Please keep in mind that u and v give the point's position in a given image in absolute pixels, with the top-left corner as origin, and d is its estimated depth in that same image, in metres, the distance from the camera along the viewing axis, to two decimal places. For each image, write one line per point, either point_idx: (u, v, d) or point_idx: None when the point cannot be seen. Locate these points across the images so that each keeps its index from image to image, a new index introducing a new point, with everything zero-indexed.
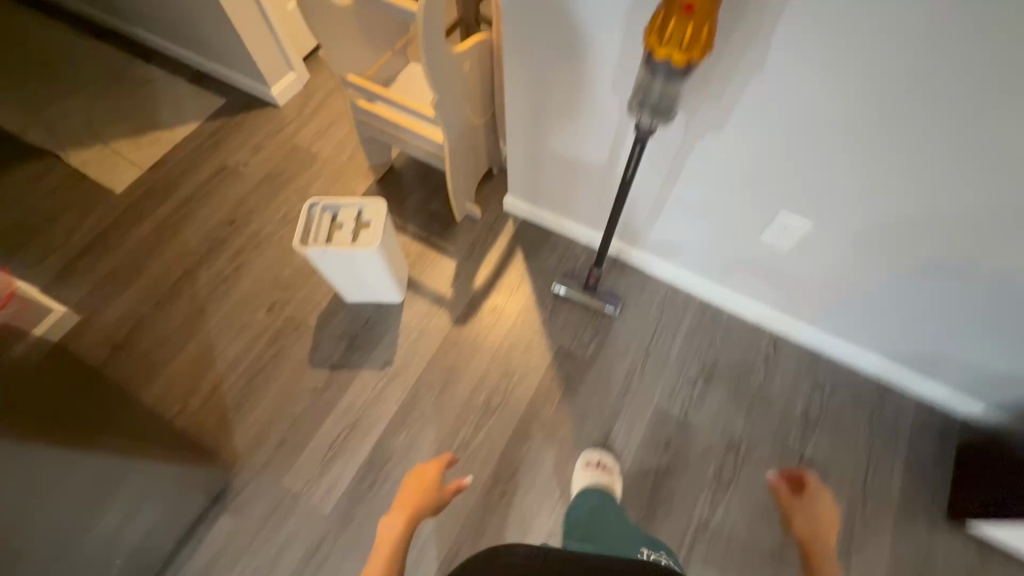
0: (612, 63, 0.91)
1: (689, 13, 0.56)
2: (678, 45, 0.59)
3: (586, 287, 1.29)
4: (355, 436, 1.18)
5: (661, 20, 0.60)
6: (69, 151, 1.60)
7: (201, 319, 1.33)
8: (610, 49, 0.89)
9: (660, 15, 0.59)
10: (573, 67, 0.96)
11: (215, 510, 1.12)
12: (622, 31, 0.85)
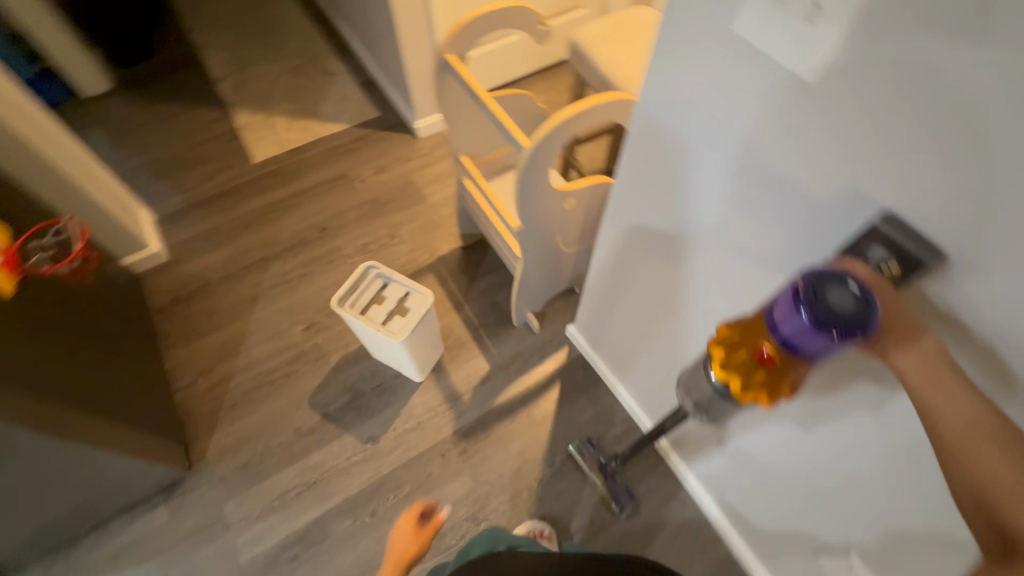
0: (706, 286, 0.76)
1: (765, 365, 0.46)
2: (739, 382, 0.49)
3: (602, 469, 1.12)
4: (305, 498, 1.14)
5: (733, 341, 0.50)
6: (241, 111, 1.78)
7: (250, 308, 1.37)
8: (707, 273, 0.74)
9: (736, 337, 0.49)
10: (666, 266, 0.82)
11: (160, 499, 1.14)
12: (726, 266, 0.69)
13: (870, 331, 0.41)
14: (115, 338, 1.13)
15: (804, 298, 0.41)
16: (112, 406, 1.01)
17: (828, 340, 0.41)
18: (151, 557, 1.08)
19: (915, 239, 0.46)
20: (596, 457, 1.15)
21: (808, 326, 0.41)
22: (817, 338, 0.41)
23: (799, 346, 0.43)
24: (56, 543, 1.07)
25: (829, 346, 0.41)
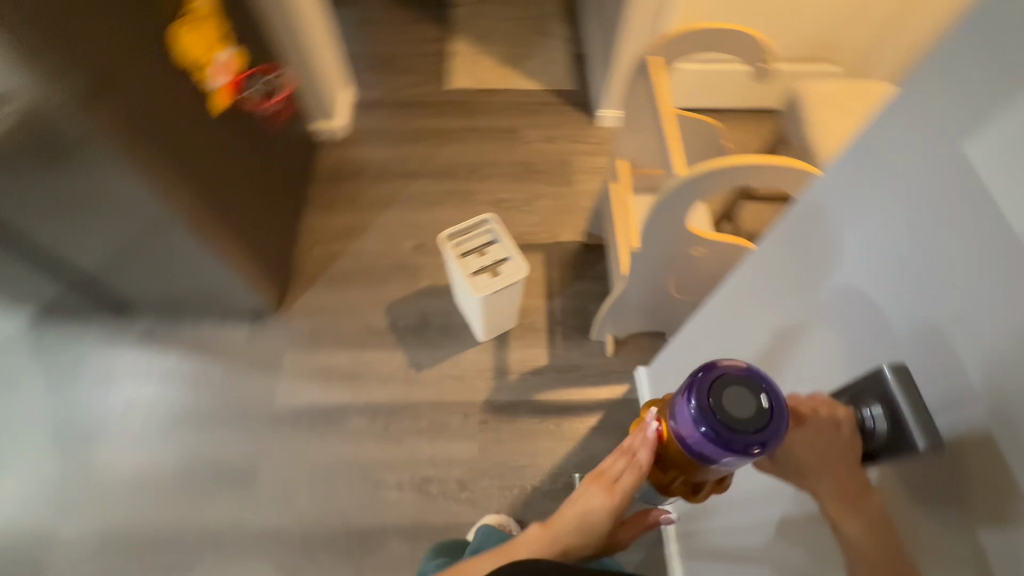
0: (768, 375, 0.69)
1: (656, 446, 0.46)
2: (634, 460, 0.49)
3: None
4: (343, 383, 1.26)
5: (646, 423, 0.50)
6: (459, 36, 1.90)
7: (382, 208, 1.51)
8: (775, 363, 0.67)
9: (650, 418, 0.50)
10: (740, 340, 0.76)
11: (246, 320, 1.33)
12: (793, 364, 0.63)
13: (752, 442, 0.39)
14: (272, 178, 1.31)
15: (696, 389, 0.41)
16: (248, 231, 1.19)
17: (704, 446, 0.40)
18: (220, 360, 1.28)
19: (914, 411, 0.40)
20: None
21: (691, 425, 0.41)
22: (695, 433, 0.40)
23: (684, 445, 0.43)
24: (169, 310, 1.31)
25: (707, 452, 0.41)
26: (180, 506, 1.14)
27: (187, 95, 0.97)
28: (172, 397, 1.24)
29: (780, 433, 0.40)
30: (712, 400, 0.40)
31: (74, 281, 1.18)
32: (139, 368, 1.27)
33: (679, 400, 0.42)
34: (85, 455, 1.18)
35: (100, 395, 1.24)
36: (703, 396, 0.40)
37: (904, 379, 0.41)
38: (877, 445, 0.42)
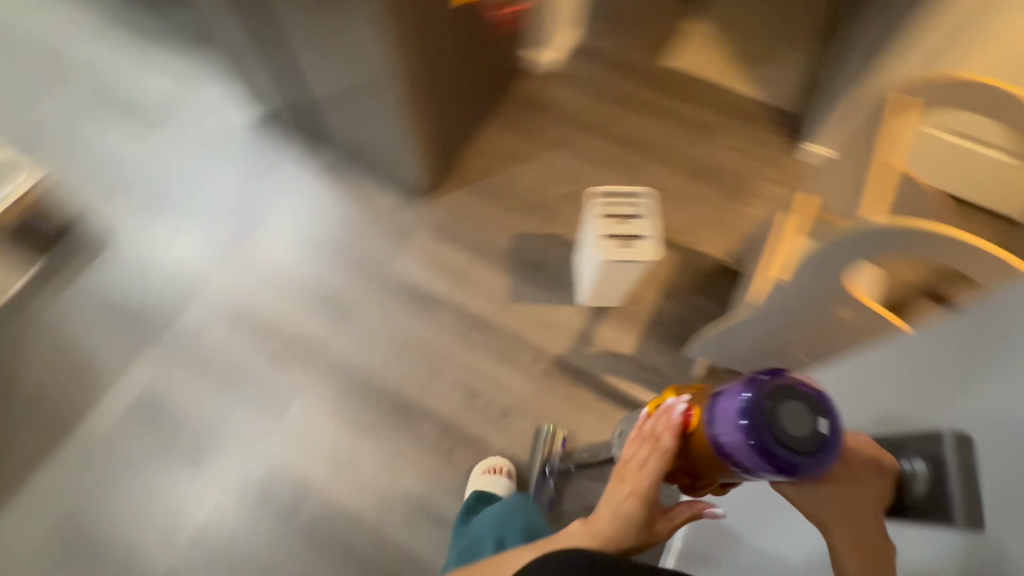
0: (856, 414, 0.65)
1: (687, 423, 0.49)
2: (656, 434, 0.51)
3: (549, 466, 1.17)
4: (450, 278, 1.37)
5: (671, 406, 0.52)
6: (703, 14, 1.80)
7: (552, 148, 1.56)
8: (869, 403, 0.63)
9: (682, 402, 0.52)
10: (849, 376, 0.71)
11: (401, 190, 1.50)
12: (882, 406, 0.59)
13: (785, 454, 0.41)
14: (476, 79, 1.42)
15: (756, 386, 0.43)
16: (437, 114, 1.32)
17: (740, 441, 0.42)
18: (367, 212, 1.46)
19: (961, 482, 0.39)
20: (550, 453, 1.18)
21: (737, 418, 0.43)
22: (736, 420, 0.43)
23: (716, 434, 0.45)
24: (351, 154, 1.51)
25: (739, 448, 0.43)
26: (293, 305, 1.34)
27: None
28: (323, 222, 1.45)
29: (819, 463, 0.42)
30: (770, 405, 0.42)
31: (299, 97, 1.41)
32: (311, 188, 1.49)
33: (736, 392, 0.44)
34: (249, 232, 1.43)
35: (277, 195, 1.48)
36: (763, 396, 0.42)
37: (961, 447, 0.40)
38: (917, 500, 0.43)
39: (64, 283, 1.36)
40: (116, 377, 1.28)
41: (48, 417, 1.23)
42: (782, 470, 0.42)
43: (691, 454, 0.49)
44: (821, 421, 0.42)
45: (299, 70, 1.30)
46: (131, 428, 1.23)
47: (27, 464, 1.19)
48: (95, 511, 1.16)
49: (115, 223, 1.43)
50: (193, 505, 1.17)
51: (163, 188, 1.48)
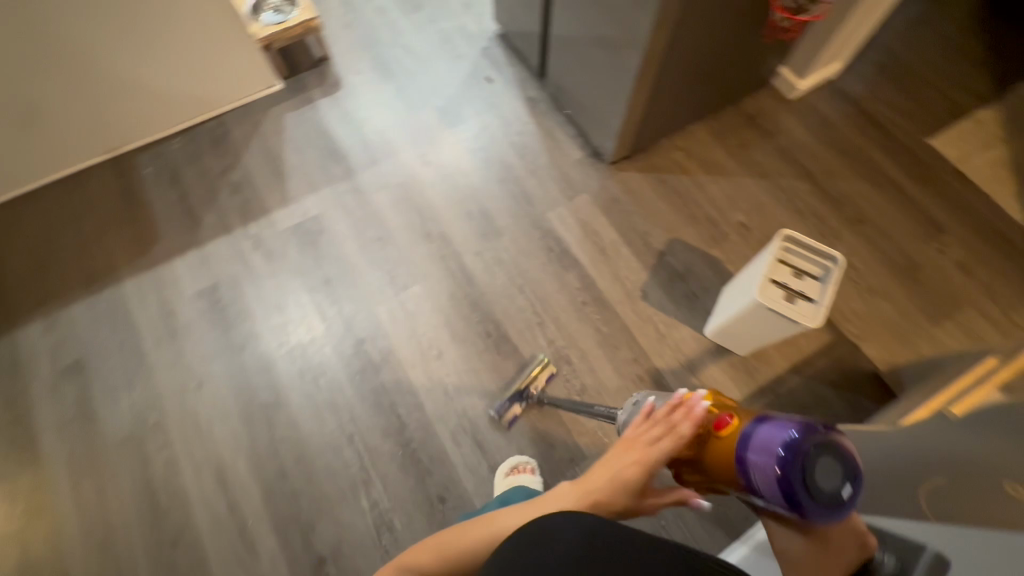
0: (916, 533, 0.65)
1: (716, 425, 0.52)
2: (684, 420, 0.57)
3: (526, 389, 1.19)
4: (592, 249, 1.38)
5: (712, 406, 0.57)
6: (1002, 107, 1.52)
7: (753, 175, 1.47)
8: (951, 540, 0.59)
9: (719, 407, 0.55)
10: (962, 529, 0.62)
11: (588, 151, 1.51)
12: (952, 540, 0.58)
13: (800, 501, 0.41)
14: (712, 75, 1.36)
15: (806, 431, 0.43)
16: (660, 92, 1.30)
17: (766, 464, 0.43)
18: (550, 156, 1.50)
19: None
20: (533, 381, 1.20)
21: (774, 445, 0.43)
22: (772, 450, 0.43)
23: (749, 449, 0.46)
24: (560, 99, 1.56)
25: (763, 469, 0.44)
26: (451, 206, 1.43)
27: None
28: (508, 147, 1.52)
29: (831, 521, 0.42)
30: (812, 451, 0.41)
31: (541, 30, 1.47)
32: (510, 114, 1.57)
33: (786, 425, 0.44)
34: (445, 128, 1.54)
35: (481, 107, 1.58)
36: (809, 441, 0.42)
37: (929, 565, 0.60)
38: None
39: (294, 105, 1.57)
40: (298, 196, 1.44)
41: (238, 203, 1.43)
42: (792, 508, 0.42)
43: (711, 454, 0.51)
44: (853, 488, 0.41)
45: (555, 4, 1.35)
46: (289, 240, 1.38)
47: (208, 230, 1.39)
48: (235, 290, 1.32)
49: (348, 74, 1.62)
50: (306, 326, 1.28)
51: (395, 62, 1.65)
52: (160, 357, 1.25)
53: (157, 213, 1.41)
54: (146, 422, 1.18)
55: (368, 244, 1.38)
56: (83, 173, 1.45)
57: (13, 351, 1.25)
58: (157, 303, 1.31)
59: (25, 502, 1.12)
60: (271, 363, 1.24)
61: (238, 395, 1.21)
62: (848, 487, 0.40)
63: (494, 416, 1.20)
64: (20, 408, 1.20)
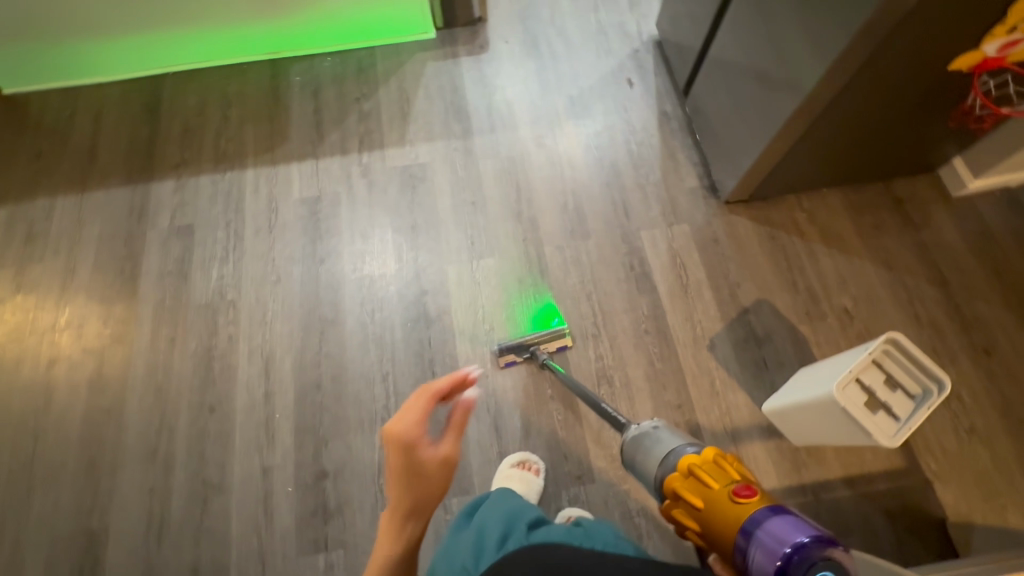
0: None
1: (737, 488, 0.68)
2: (710, 470, 0.73)
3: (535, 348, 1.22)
4: (674, 281, 1.32)
5: (730, 467, 0.73)
6: None
7: (877, 263, 1.32)
8: None
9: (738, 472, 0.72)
10: None
11: (705, 182, 1.44)
12: None
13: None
14: (869, 142, 1.24)
15: (818, 543, 0.57)
16: (805, 143, 1.20)
17: (774, 551, 0.59)
18: (665, 175, 1.44)
19: None
20: (545, 341, 1.24)
21: (786, 542, 0.58)
22: (785, 540, 0.58)
23: (756, 531, 0.62)
24: (695, 121, 1.49)
25: (768, 552, 0.59)
26: (549, 194, 1.43)
27: (956, 17, 0.91)
28: (625, 154, 1.48)
29: None
30: (818, 559, 0.56)
31: (699, 46, 1.41)
32: (639, 122, 1.52)
33: (803, 532, 0.59)
34: (569, 117, 1.53)
35: (612, 107, 1.55)
36: (819, 550, 0.57)
37: None
38: None
39: (439, 56, 1.62)
40: (414, 140, 1.50)
41: (361, 130, 1.52)
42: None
43: (715, 512, 0.68)
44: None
45: (723, 23, 1.28)
46: (393, 178, 1.45)
47: (328, 147, 1.49)
48: (333, 208, 1.41)
49: (497, 40, 1.65)
50: (380, 261, 1.35)
51: (545, 40, 1.65)
52: (253, 245, 1.37)
53: (293, 119, 1.54)
54: (225, 297, 1.31)
55: (461, 205, 1.41)
56: (247, 66, 1.61)
57: (144, 200, 1.43)
58: (265, 197, 1.43)
59: (114, 328, 1.29)
60: (340, 284, 1.32)
61: (304, 302, 1.30)
62: None
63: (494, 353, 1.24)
64: (135, 250, 1.37)
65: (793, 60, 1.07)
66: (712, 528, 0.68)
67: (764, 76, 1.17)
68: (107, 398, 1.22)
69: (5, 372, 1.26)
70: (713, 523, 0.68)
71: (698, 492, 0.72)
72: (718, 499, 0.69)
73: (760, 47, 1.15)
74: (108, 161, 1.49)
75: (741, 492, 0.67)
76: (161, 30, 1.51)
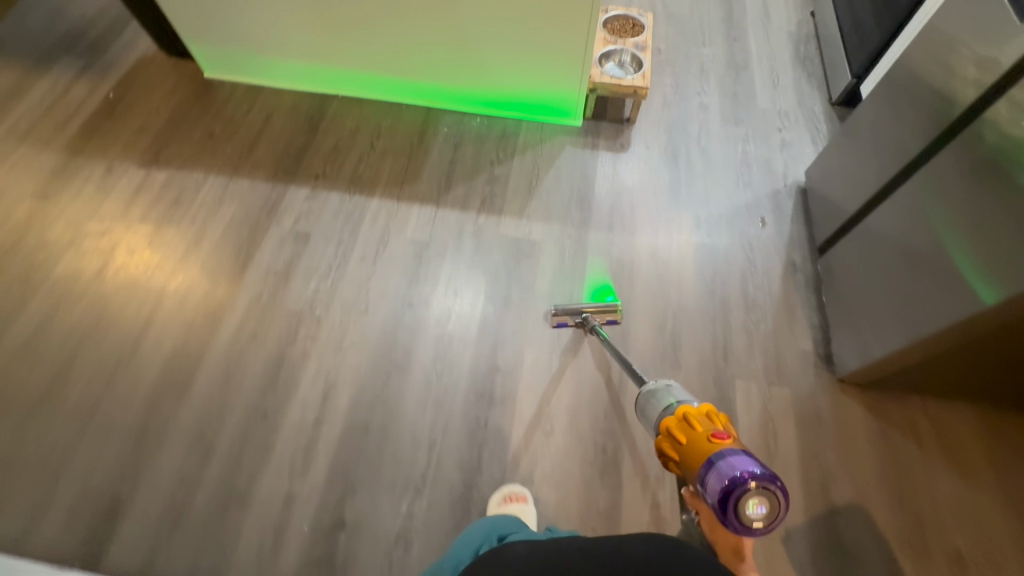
0: None
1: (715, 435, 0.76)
2: (696, 420, 0.81)
3: (587, 314, 1.31)
4: (760, 445, 1.19)
5: (716, 418, 0.81)
6: None
7: (1003, 506, 1.14)
8: None
9: (721, 422, 0.80)
10: None
11: (821, 350, 1.32)
12: None
13: (726, 495, 0.68)
14: None
15: (760, 471, 0.68)
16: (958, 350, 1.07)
17: (724, 474, 0.69)
18: (777, 328, 1.34)
19: None
20: (598, 312, 1.33)
21: (736, 469, 0.68)
22: (736, 469, 0.68)
23: (713, 460, 0.72)
24: (824, 282, 1.39)
25: (717, 475, 0.69)
26: (650, 307, 1.37)
27: None
28: (739, 292, 1.40)
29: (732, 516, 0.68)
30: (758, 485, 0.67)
31: (850, 211, 1.34)
32: (761, 263, 1.45)
33: (753, 465, 0.69)
34: (691, 237, 1.49)
35: (737, 238, 1.49)
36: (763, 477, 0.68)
37: None
38: None
39: (579, 143, 1.67)
40: (532, 216, 1.52)
41: (485, 192, 1.56)
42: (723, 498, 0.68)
43: (689, 445, 0.78)
44: (766, 526, 0.68)
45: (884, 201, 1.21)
46: (500, 245, 1.47)
47: (452, 198, 1.55)
48: (437, 257, 1.44)
49: (639, 143, 1.67)
50: (463, 322, 1.34)
51: (685, 155, 1.64)
52: (355, 269, 1.42)
53: (429, 163, 1.62)
54: (314, 310, 1.35)
55: (558, 293, 1.39)
56: (404, 107, 1.74)
57: (278, 198, 1.54)
58: (381, 228, 1.49)
59: (210, 306, 1.36)
60: (419, 332, 1.33)
61: (381, 340, 1.31)
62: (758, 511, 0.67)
63: (546, 458, 1.18)
64: (254, 240, 1.46)
65: (968, 264, 0.98)
66: (684, 460, 0.78)
67: (926, 270, 1.08)
68: (181, 370, 1.27)
69: (109, 314, 1.35)
70: (685, 455, 0.78)
71: (684, 430, 0.81)
72: (695, 437, 0.78)
73: (928, 240, 1.07)
74: (264, 155, 1.64)
75: (719, 434, 0.77)
76: (340, 65, 1.65)
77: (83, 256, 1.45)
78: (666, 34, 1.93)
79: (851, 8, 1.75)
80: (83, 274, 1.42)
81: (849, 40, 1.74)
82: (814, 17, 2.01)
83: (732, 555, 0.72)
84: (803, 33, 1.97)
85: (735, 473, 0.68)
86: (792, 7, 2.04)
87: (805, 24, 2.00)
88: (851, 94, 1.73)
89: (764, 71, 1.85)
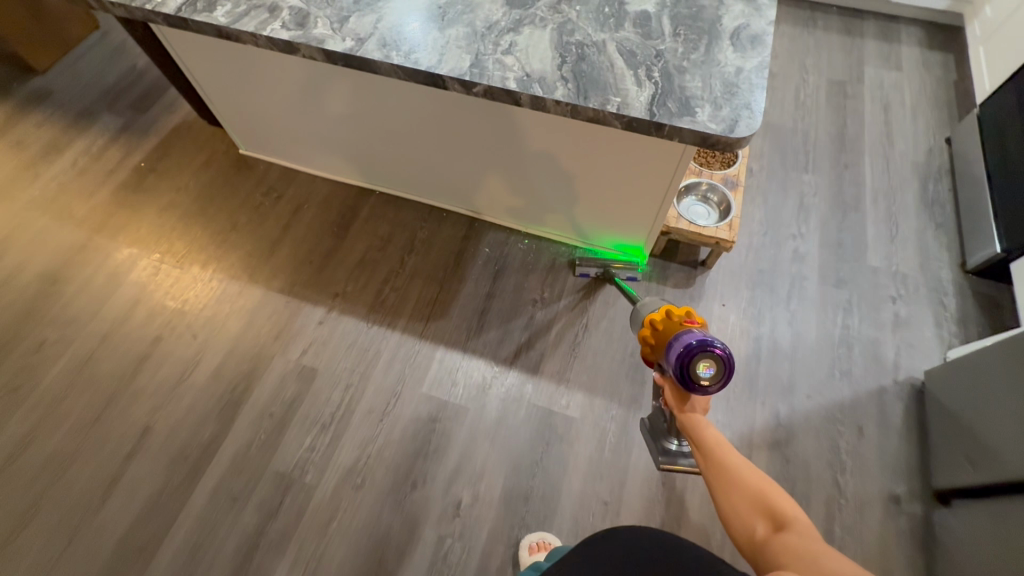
0: None
1: (691, 319, 0.80)
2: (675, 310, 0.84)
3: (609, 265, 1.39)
4: None
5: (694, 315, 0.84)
6: None
7: None
8: None
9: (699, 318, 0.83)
10: None
11: None
12: None
13: (682, 356, 0.71)
14: None
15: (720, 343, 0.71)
16: None
17: (683, 341, 0.73)
18: None
19: None
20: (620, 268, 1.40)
21: (696, 338, 0.72)
22: (697, 338, 0.72)
23: (678, 338, 0.75)
24: (939, 548, 1.08)
25: (678, 346, 0.73)
26: (702, 540, 1.13)
27: None
28: (821, 535, 1.12)
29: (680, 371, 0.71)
30: (716, 350, 0.70)
31: (988, 473, 1.01)
32: (854, 494, 1.16)
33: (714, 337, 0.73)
34: (765, 445, 1.21)
35: (825, 454, 1.20)
36: (722, 346, 0.71)
37: None
38: None
39: (641, 289, 1.40)
40: (572, 382, 1.28)
41: (523, 340, 1.33)
42: (679, 358, 0.72)
43: (663, 328, 0.80)
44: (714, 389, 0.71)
45: None
46: (526, 419, 1.24)
47: (481, 345, 1.33)
48: (453, 426, 1.22)
49: (714, 296, 1.39)
50: (472, 522, 1.13)
51: (770, 322, 1.35)
52: (357, 427, 1.23)
53: (462, 295, 1.40)
54: (303, 476, 1.17)
55: (591, 499, 1.16)
56: (445, 215, 1.52)
57: (290, 319, 1.37)
58: (395, 374, 1.29)
59: (192, 453, 1.20)
60: (418, 525, 1.13)
61: (372, 531, 1.12)
62: (706, 371, 0.70)
63: None
64: (255, 371, 1.29)
65: None
66: (657, 344, 0.80)
67: None
68: (149, 533, 1.12)
69: (85, 448, 1.20)
70: (658, 339, 0.81)
71: (662, 318, 0.82)
72: (670, 324, 0.81)
73: None
74: (284, 257, 1.46)
75: (691, 322, 0.79)
76: (377, 164, 1.45)
77: (73, 365, 1.30)
78: (762, 153, 1.63)
79: (1003, 156, 1.39)
80: (68, 391, 1.27)
81: (998, 196, 1.38)
82: (949, 145, 1.65)
83: (678, 394, 0.74)
84: (934, 165, 1.61)
85: (695, 340, 0.72)
86: (922, 129, 1.68)
87: (937, 152, 1.64)
88: (992, 266, 1.38)
89: (880, 216, 1.52)
